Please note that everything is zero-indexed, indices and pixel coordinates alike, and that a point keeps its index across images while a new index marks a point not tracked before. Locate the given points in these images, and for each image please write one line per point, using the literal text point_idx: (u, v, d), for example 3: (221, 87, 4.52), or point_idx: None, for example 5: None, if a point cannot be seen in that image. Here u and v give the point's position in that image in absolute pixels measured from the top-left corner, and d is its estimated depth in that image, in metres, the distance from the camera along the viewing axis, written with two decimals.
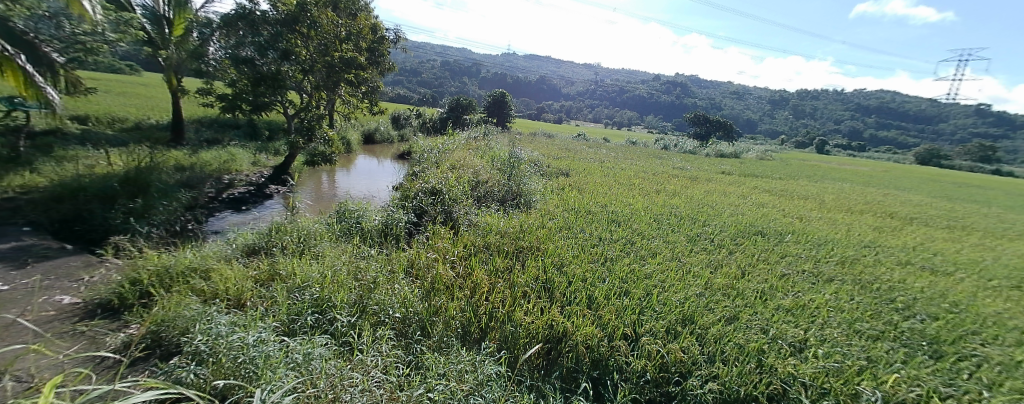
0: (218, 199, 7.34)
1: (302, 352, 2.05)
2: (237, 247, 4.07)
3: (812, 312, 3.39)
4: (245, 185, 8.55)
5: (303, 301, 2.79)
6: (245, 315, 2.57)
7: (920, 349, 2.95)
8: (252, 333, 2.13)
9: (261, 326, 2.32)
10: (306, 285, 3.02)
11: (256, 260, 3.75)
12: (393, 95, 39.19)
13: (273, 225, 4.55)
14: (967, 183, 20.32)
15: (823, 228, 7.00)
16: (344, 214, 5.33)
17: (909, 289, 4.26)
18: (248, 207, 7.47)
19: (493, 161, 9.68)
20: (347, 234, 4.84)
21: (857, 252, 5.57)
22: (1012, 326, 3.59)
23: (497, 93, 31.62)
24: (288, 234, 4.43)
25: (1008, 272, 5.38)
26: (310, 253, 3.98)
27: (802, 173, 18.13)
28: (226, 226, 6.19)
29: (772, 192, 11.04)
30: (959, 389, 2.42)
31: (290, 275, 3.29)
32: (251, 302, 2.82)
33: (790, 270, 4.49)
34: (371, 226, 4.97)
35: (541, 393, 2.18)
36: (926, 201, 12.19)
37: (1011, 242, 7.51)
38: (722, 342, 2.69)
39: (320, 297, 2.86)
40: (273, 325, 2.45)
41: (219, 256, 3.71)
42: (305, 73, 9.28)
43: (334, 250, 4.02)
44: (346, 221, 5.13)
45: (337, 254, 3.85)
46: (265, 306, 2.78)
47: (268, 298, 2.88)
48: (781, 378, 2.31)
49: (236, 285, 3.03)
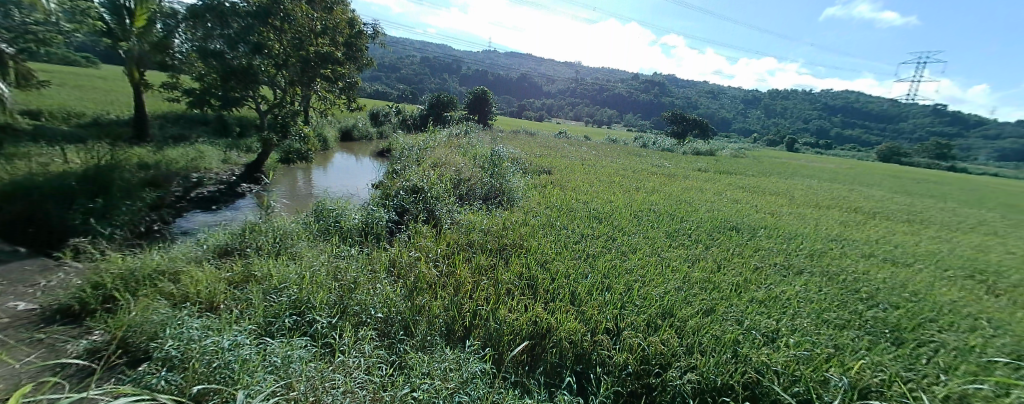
0: (185, 199, 7.05)
1: (282, 354, 2.00)
2: (208, 249, 3.90)
3: (783, 303, 3.52)
4: (215, 183, 8.24)
5: (280, 302, 2.71)
6: (219, 318, 2.48)
7: (884, 337, 3.12)
8: (228, 337, 2.06)
9: (237, 330, 2.25)
10: (283, 286, 2.93)
11: (230, 261, 3.62)
12: (373, 90, 38.72)
13: (246, 225, 4.40)
14: (928, 179, 21.63)
15: (794, 222, 7.30)
16: (321, 214, 5.22)
17: (873, 280, 4.49)
18: (220, 206, 7.22)
19: (476, 159, 9.62)
20: (325, 233, 4.73)
21: (825, 245, 5.84)
22: (966, 313, 3.83)
23: (480, 90, 31.45)
24: (263, 234, 4.29)
25: (960, 262, 5.75)
26: (286, 253, 3.87)
27: (775, 170, 18.90)
28: (195, 226, 6.01)
29: (746, 188, 11.38)
30: (919, 374, 2.56)
31: (266, 277, 3.19)
32: (225, 305, 2.73)
33: (762, 263, 4.67)
34: (351, 225, 4.87)
35: (526, 388, 2.21)
36: (888, 196, 12.89)
37: (963, 234, 8.03)
38: (699, 334, 2.77)
39: (298, 299, 2.79)
40: (249, 328, 2.37)
41: (189, 257, 3.56)
42: (279, 68, 8.99)
43: (311, 250, 3.92)
44: (323, 221, 5.02)
45: (316, 254, 3.76)
46: (240, 309, 2.69)
47: (243, 301, 2.79)
48: (755, 367, 2.38)
49: (208, 288, 2.92)
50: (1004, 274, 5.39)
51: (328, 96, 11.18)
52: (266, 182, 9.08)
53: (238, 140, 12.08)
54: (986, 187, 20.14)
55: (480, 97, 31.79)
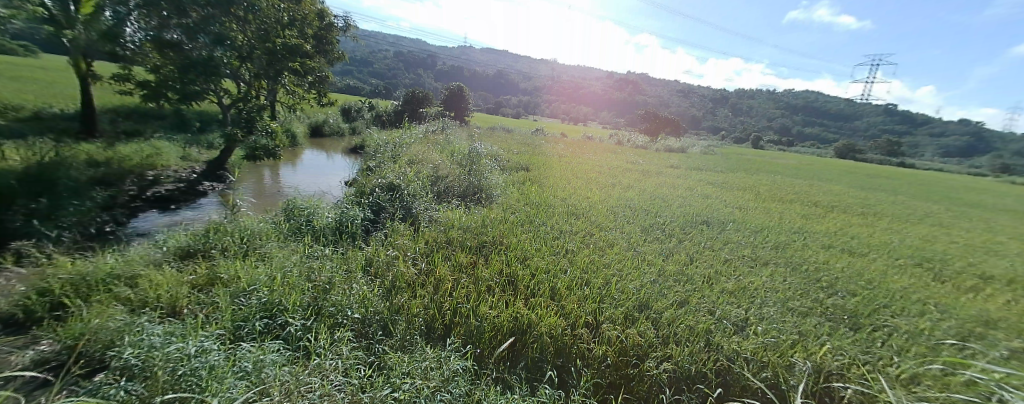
0: (141, 198, 6.66)
1: (253, 359, 1.93)
2: (169, 251, 3.67)
3: (751, 293, 3.68)
4: (173, 182, 7.84)
5: (249, 305, 2.59)
6: (183, 323, 2.35)
7: (843, 323, 3.32)
8: (194, 343, 1.96)
9: (203, 336, 2.14)
10: (252, 288, 2.80)
11: (194, 264, 3.44)
12: (347, 86, 37.64)
13: (209, 226, 4.18)
14: (881, 174, 23.22)
15: (760, 216, 7.64)
16: (292, 213, 5.04)
17: (833, 269, 4.77)
18: (180, 206, 6.86)
19: (454, 156, 9.52)
20: (296, 233, 4.57)
21: (789, 237, 6.14)
22: (915, 299, 4.13)
23: (456, 86, 31.13)
24: (230, 235, 4.12)
25: (910, 252, 6.19)
26: (255, 254, 3.72)
27: (744, 166, 19.74)
28: (154, 226, 5.68)
29: (716, 184, 11.82)
30: (875, 356, 2.75)
31: (233, 279, 3.05)
32: (189, 310, 2.60)
33: (732, 255, 4.87)
34: (323, 224, 4.73)
35: (507, 384, 2.22)
36: (845, 191, 13.72)
37: (912, 225, 8.64)
38: (675, 324, 2.86)
39: (269, 301, 2.67)
40: (217, 333, 2.26)
41: (147, 260, 3.35)
42: (243, 61, 8.60)
43: (282, 251, 3.78)
44: (294, 220, 4.85)
45: (287, 254, 3.64)
46: (206, 314, 2.58)
47: (209, 305, 2.68)
48: (726, 355, 2.49)
49: (170, 292, 2.77)
50: (948, 262, 5.84)
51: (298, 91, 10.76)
52: (232, 180, 8.73)
53: (202, 137, 11.46)
54: (933, 182, 21.78)
55: (456, 93, 31.44)
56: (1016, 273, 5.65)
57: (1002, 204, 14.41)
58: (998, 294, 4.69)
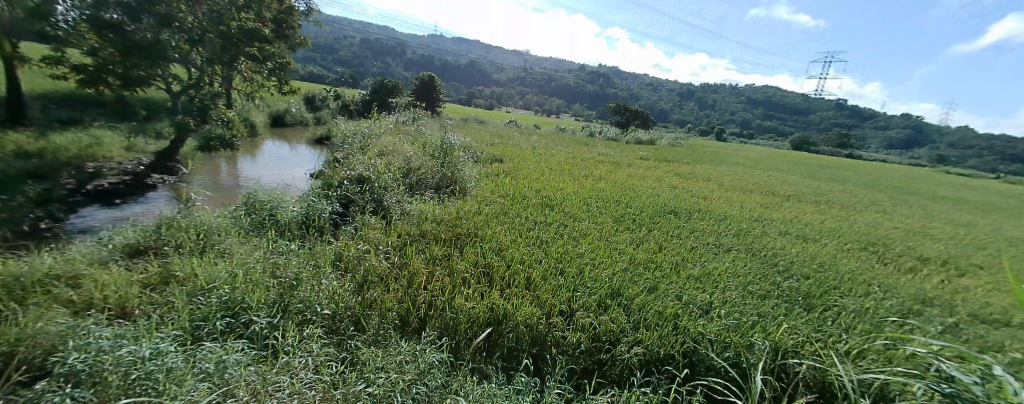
0: (81, 192, 6.10)
1: (215, 360, 1.85)
2: (116, 248, 3.40)
3: (715, 278, 3.89)
4: (117, 173, 7.22)
5: (209, 304, 2.45)
6: (134, 325, 2.20)
7: (799, 304, 3.57)
8: (148, 345, 1.85)
9: (158, 337, 2.02)
10: (211, 286, 2.65)
11: (145, 262, 3.21)
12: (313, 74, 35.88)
13: (160, 222, 3.90)
14: (834, 166, 24.98)
15: (724, 205, 8.03)
16: (254, 207, 4.81)
17: (789, 254, 5.10)
18: (126, 201, 6.40)
19: (426, 148, 9.36)
20: (258, 228, 4.37)
21: (750, 225, 6.49)
22: (861, 280, 4.49)
23: (426, 75, 30.47)
24: (184, 231, 3.88)
25: (858, 237, 6.70)
26: (214, 251, 3.53)
27: (709, 158, 20.66)
28: (98, 223, 5.24)
29: (683, 175, 12.28)
30: (828, 334, 2.98)
31: (190, 277, 2.89)
32: (142, 311, 2.44)
33: (698, 243, 5.10)
34: (288, 218, 4.55)
35: (484, 374, 2.25)
36: (801, 181, 14.66)
37: (859, 213, 9.34)
38: (645, 310, 2.98)
39: (231, 300, 2.54)
40: (174, 334, 2.13)
41: (90, 259, 3.09)
42: (194, 44, 7.85)
43: (243, 247, 3.61)
44: (256, 215, 4.63)
45: (249, 250, 3.48)
46: (161, 314, 2.43)
47: (163, 305, 2.52)
48: (693, 337, 2.63)
49: (117, 292, 2.58)
50: (890, 245, 6.39)
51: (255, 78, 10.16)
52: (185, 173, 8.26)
53: None
54: (878, 172, 23.70)
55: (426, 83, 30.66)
56: (947, 254, 6.27)
57: (935, 192, 15.91)
58: (933, 274, 5.19)
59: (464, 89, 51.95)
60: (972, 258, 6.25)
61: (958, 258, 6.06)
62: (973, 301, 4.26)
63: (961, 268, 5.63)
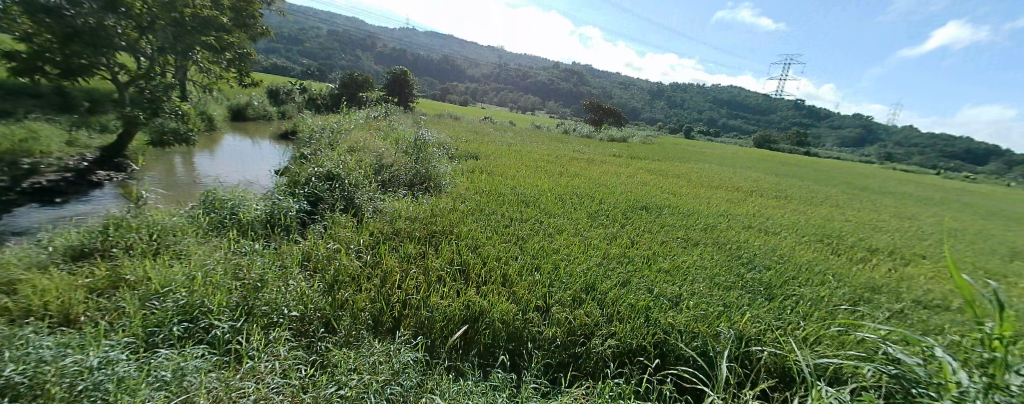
0: (15, 190, 5.69)
1: (173, 367, 1.75)
2: (57, 251, 3.13)
3: (684, 271, 4.06)
4: (58, 169, 6.79)
5: (164, 308, 2.31)
6: (78, 333, 2.04)
7: (760, 293, 3.79)
8: (96, 354, 1.72)
9: (107, 345, 1.88)
10: (167, 289, 2.50)
11: (91, 265, 2.98)
12: (279, 66, 34.19)
13: (107, 222, 3.63)
14: (793, 162, 26.57)
15: (692, 201, 8.37)
16: (213, 205, 4.56)
17: (753, 247, 5.39)
18: (68, 198, 5.93)
19: (399, 144, 9.18)
20: (218, 228, 4.14)
21: (715, 219, 6.81)
22: (817, 270, 4.82)
23: (396, 70, 29.88)
24: (135, 231, 3.63)
25: (815, 230, 7.15)
26: (169, 252, 3.33)
27: (679, 155, 21.44)
28: (36, 224, 4.80)
29: (654, 172, 12.68)
30: (786, 321, 3.18)
31: (143, 281, 2.71)
32: (87, 318, 2.26)
33: (668, 237, 5.30)
34: (252, 217, 4.35)
35: (460, 371, 2.26)
36: (762, 177, 15.49)
37: (815, 207, 9.99)
38: (618, 303, 3.07)
39: (189, 303, 2.40)
40: (125, 341, 1.99)
41: (26, 264, 2.83)
42: (143, 32, 7.13)
43: (202, 247, 3.42)
44: (216, 213, 4.39)
45: (208, 251, 3.30)
46: (110, 321, 2.26)
47: (113, 311, 2.35)
48: (663, 328, 2.74)
49: (59, 298, 2.38)
50: (842, 237, 6.87)
51: (214, 68, 9.57)
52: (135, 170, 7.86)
53: None
54: (832, 169, 25.44)
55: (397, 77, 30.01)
56: (893, 245, 6.82)
57: (882, 187, 17.26)
58: (880, 263, 5.65)
59: (438, 84, 51.25)
60: (914, 248, 6.84)
61: (903, 249, 6.60)
62: (915, 287, 4.66)
63: (906, 257, 6.14)
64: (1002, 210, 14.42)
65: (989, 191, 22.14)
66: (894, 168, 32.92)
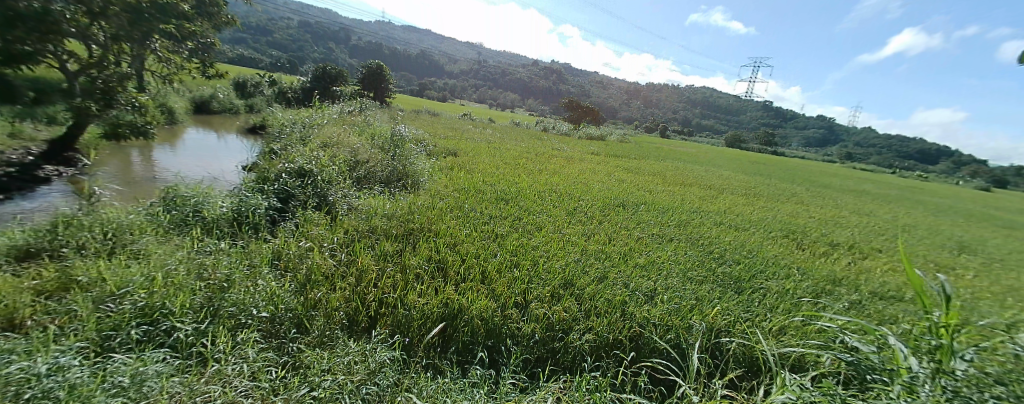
0: None
1: (131, 372, 1.66)
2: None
3: (658, 265, 4.19)
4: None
5: (121, 311, 2.19)
6: (22, 339, 1.89)
7: (731, 287, 3.96)
8: (43, 360, 1.61)
9: (57, 351, 1.77)
10: (124, 291, 2.36)
11: (37, 266, 2.78)
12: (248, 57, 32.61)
13: (57, 221, 3.40)
14: (761, 161, 27.78)
15: (666, 198, 8.63)
16: (174, 202, 4.33)
17: (724, 243, 5.61)
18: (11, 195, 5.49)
19: (374, 139, 8.99)
20: (180, 226, 3.94)
21: (688, 216, 7.04)
22: (782, 264, 5.08)
23: (371, 64, 29.24)
24: (88, 230, 3.41)
25: (781, 226, 7.51)
26: (126, 252, 3.14)
27: (655, 154, 21.99)
28: None
29: (631, 170, 12.95)
30: (755, 313, 3.34)
31: (97, 282, 2.55)
32: (33, 322, 2.11)
33: (644, 234, 5.43)
34: (217, 215, 4.16)
35: (438, 369, 2.25)
36: (732, 176, 16.12)
37: (780, 204, 10.50)
38: (596, 298, 3.13)
39: (149, 305, 2.28)
40: (77, 346, 1.87)
41: None
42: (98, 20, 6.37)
43: (163, 246, 3.25)
44: (177, 211, 4.17)
45: (169, 251, 3.14)
46: (60, 325, 2.12)
47: (63, 314, 2.20)
48: (638, 322, 2.82)
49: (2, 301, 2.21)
50: (806, 233, 7.25)
51: (177, 59, 8.99)
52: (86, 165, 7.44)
53: None
54: (798, 167, 26.76)
55: (373, 72, 29.41)
56: (853, 239, 7.26)
57: (843, 185, 18.33)
58: (841, 256, 6.02)
59: (416, 80, 50.30)
60: (872, 242, 7.29)
61: (862, 244, 7.02)
62: (873, 280, 4.98)
63: (864, 251, 6.55)
64: (949, 206, 15.63)
65: (936, 189, 23.92)
66: (854, 168, 34.95)
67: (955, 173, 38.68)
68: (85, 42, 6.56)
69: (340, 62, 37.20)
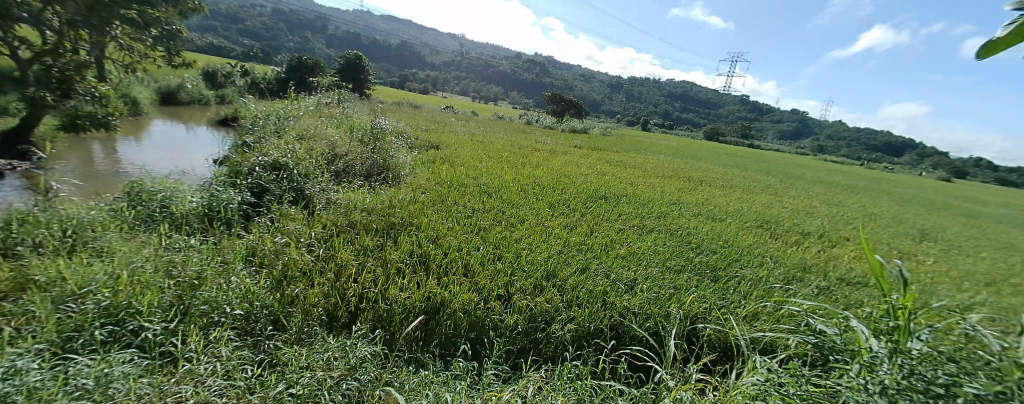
0: None
1: (95, 375, 1.60)
2: None
3: (638, 256, 4.30)
4: None
5: (83, 311, 2.09)
6: None
7: (707, 275, 4.11)
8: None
9: (13, 353, 1.68)
10: (86, 290, 2.25)
11: None
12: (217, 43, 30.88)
13: (9, 217, 3.19)
14: (739, 154, 28.61)
15: (646, 190, 8.80)
16: (139, 198, 4.12)
17: (702, 233, 5.80)
18: None
19: (353, 132, 8.76)
20: (146, 222, 3.76)
21: (668, 208, 7.21)
22: (756, 252, 5.30)
23: (350, 53, 28.32)
24: (45, 227, 3.21)
25: (756, 216, 7.80)
26: (88, 250, 2.99)
27: (637, 147, 22.32)
28: None
29: (613, 163, 13.11)
30: (729, 300, 3.48)
31: (55, 282, 2.42)
32: None
33: (625, 225, 5.54)
34: (187, 210, 3.99)
35: (419, 363, 2.27)
36: (711, 168, 16.57)
37: (755, 195, 10.90)
38: (577, 289, 3.20)
39: (114, 305, 2.19)
40: (35, 349, 1.79)
41: None
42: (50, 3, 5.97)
43: (128, 244, 3.10)
44: (143, 207, 3.98)
45: (135, 248, 3.00)
46: (16, 326, 2.01)
47: (18, 315, 2.08)
48: (617, 311, 2.91)
49: None
50: (779, 223, 7.56)
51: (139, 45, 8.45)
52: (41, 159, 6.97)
53: None
54: (774, 160, 27.71)
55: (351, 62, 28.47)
56: (822, 228, 7.62)
57: (815, 176, 19.15)
58: (811, 244, 6.32)
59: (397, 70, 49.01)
60: (839, 231, 7.67)
61: (830, 232, 7.39)
62: (840, 267, 5.27)
63: (833, 240, 6.89)
64: (910, 196, 16.59)
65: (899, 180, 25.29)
66: (826, 160, 36.48)
67: (917, 165, 40.96)
68: (38, 27, 6.07)
69: (317, 50, 35.77)
